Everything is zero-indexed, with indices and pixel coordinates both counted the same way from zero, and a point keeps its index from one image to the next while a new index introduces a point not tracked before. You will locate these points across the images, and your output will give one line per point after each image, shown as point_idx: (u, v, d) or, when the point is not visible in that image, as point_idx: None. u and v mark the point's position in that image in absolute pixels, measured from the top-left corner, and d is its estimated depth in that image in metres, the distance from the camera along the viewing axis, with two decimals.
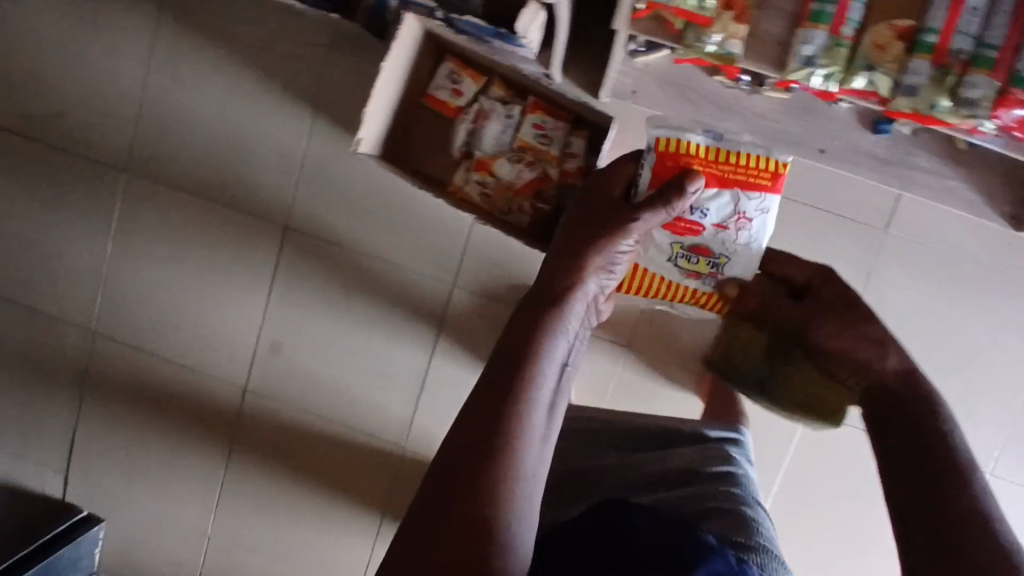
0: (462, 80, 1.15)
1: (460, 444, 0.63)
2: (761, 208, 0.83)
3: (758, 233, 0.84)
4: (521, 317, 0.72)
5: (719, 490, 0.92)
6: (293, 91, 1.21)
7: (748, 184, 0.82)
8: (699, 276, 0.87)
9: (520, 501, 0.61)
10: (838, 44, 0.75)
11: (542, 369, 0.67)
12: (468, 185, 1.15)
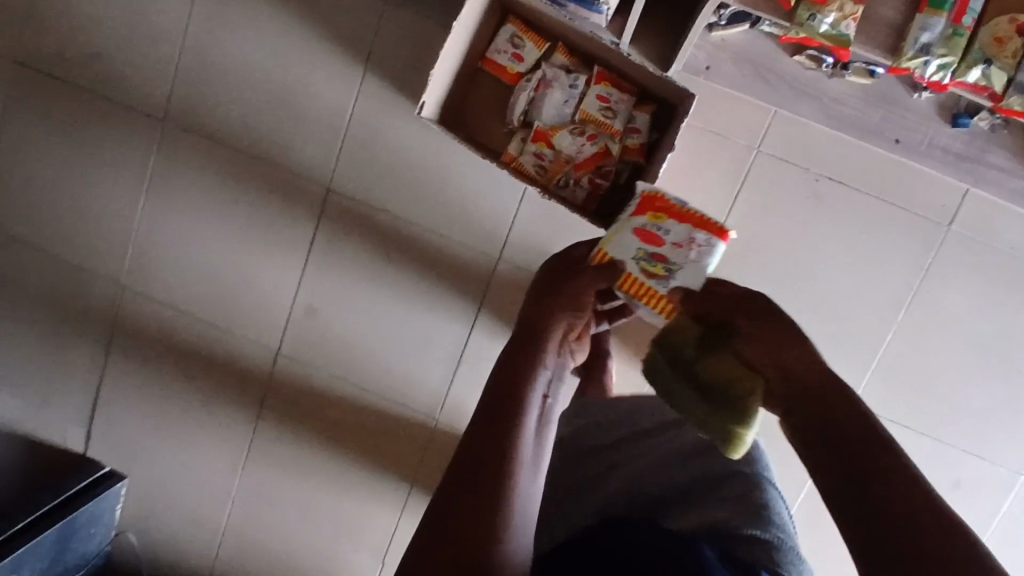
0: (524, 44, 1.09)
1: (460, 469, 0.65)
2: (710, 242, 0.80)
3: (707, 260, 0.79)
4: (506, 359, 0.77)
5: (733, 470, 0.80)
6: (345, 45, 1.15)
7: (702, 221, 0.81)
8: (653, 278, 0.79)
9: (521, 510, 0.63)
10: (956, 33, 0.76)
11: (530, 400, 0.71)
12: (523, 155, 1.11)
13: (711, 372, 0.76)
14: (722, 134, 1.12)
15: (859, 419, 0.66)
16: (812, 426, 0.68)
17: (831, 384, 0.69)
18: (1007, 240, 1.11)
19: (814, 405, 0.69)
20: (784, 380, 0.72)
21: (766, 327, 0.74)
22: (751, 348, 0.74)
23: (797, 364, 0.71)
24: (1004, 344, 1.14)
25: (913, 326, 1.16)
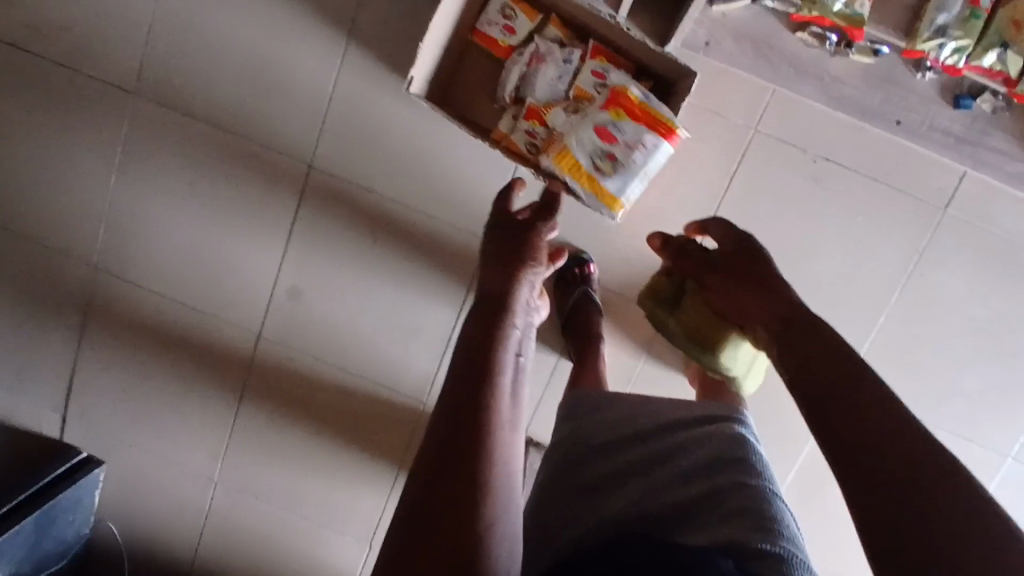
0: (516, 16, 1.05)
1: (452, 410, 0.71)
2: (656, 145, 0.95)
3: (648, 160, 0.95)
4: (477, 321, 0.85)
5: (736, 484, 0.73)
6: (326, 16, 1.09)
7: (651, 125, 0.94)
8: (598, 174, 0.97)
9: (505, 456, 0.69)
10: (973, 16, 0.91)
11: (507, 354, 0.80)
12: (515, 133, 1.06)
13: (695, 317, 1.03)
14: (721, 113, 1.08)
15: (821, 342, 0.79)
16: (792, 357, 0.80)
17: (795, 317, 0.84)
18: (1003, 224, 1.10)
19: (788, 337, 0.82)
20: (750, 317, 0.91)
21: (739, 275, 0.93)
22: (721, 294, 0.95)
23: (764, 304, 0.89)
24: (997, 328, 1.14)
25: (907, 309, 1.15)
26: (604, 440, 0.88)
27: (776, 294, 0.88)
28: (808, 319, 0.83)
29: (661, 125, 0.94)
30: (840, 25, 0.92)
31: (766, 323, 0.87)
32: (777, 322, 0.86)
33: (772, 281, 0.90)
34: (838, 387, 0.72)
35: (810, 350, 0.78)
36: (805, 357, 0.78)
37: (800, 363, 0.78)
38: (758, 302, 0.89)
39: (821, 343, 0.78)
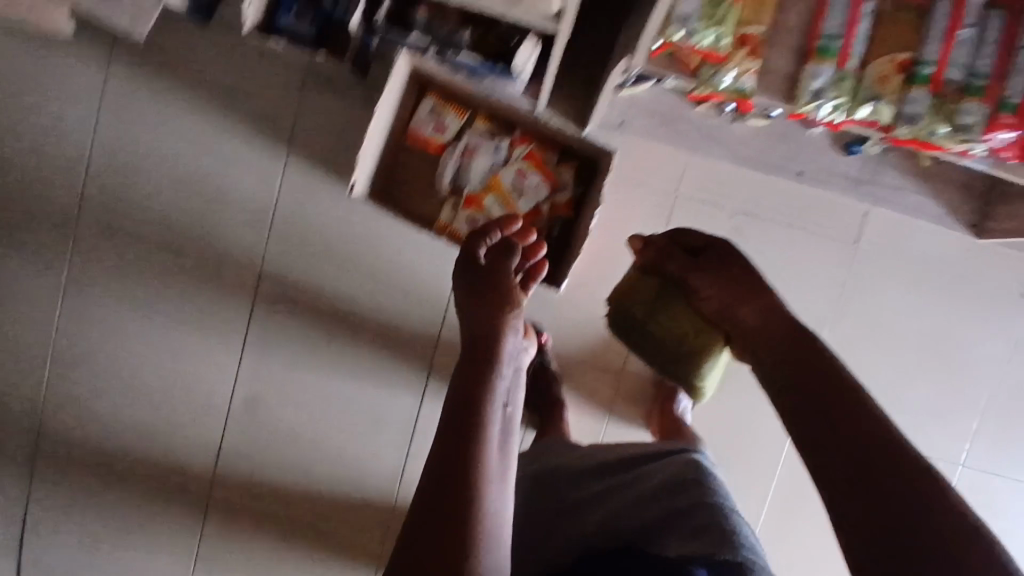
0: (445, 116, 1.13)
1: (428, 501, 0.59)
2: (542, 188, 1.13)
3: (536, 199, 1.12)
4: (459, 367, 0.73)
5: (699, 500, 0.76)
6: (264, 134, 1.15)
7: (542, 171, 1.13)
8: (498, 205, 1.12)
9: (497, 526, 0.59)
10: (843, 77, 0.78)
11: (497, 403, 0.68)
12: (456, 222, 1.13)
13: (670, 325, 1.02)
14: (644, 182, 1.17)
15: (814, 359, 0.72)
16: (783, 374, 0.74)
17: (779, 333, 0.78)
18: (909, 251, 1.21)
19: (778, 354, 0.77)
20: (735, 326, 0.86)
21: (725, 283, 0.88)
22: (708, 301, 0.91)
23: (750, 318, 0.84)
24: (924, 345, 1.23)
25: (840, 339, 1.23)
26: (567, 470, 0.91)
27: (760, 312, 0.83)
28: (795, 334, 0.77)
29: (545, 171, 1.12)
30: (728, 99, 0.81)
31: (749, 338, 0.83)
32: (756, 342, 0.81)
33: (759, 290, 0.85)
34: (827, 395, 0.68)
35: (806, 363, 0.73)
36: (798, 368, 0.73)
37: (787, 377, 0.73)
38: (744, 315, 0.85)
39: (814, 361, 0.72)
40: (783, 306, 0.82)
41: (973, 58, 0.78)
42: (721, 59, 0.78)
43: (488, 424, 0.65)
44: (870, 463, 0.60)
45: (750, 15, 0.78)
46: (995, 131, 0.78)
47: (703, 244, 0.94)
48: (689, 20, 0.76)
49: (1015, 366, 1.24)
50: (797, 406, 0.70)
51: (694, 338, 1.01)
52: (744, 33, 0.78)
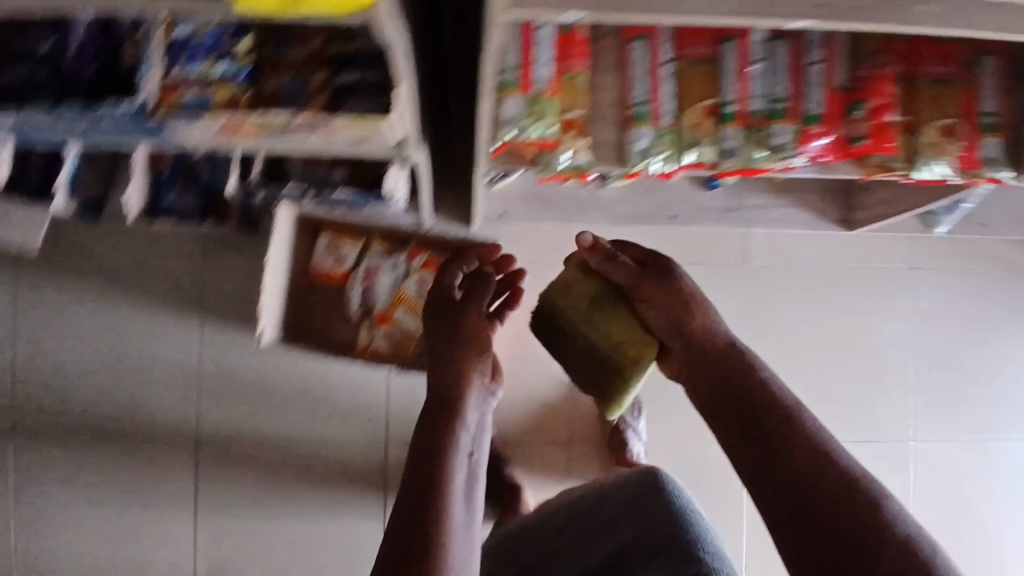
0: (342, 247, 1.19)
1: (399, 528, 0.73)
2: None
3: None
4: (429, 415, 0.87)
5: (650, 511, 0.99)
6: (175, 306, 1.19)
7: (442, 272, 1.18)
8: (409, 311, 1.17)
9: (459, 543, 0.73)
10: (662, 133, 0.89)
11: (458, 448, 0.83)
12: (375, 340, 1.18)
13: (604, 326, 0.91)
14: (539, 259, 1.26)
15: (761, 395, 0.78)
16: (727, 398, 0.80)
17: (729, 373, 0.82)
18: (795, 257, 1.31)
19: (725, 387, 0.81)
20: (685, 352, 0.87)
21: (676, 310, 0.88)
22: (655, 313, 0.89)
23: (705, 345, 0.86)
24: (836, 337, 1.32)
25: (760, 354, 1.30)
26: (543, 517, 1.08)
27: (710, 347, 0.85)
28: (740, 372, 0.82)
29: None
30: (571, 175, 0.91)
31: (700, 365, 0.85)
32: (698, 374, 0.84)
33: (701, 307, 0.89)
34: (774, 424, 0.75)
35: (761, 398, 0.78)
36: (744, 400, 0.78)
37: (732, 411, 0.79)
38: (698, 344, 0.86)
39: (761, 396, 0.78)
40: (729, 341, 0.86)
41: (771, 87, 0.88)
42: (553, 146, 0.88)
43: (449, 469, 0.79)
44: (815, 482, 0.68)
45: (568, 104, 0.88)
46: (808, 142, 0.88)
47: (651, 265, 0.92)
48: (514, 120, 0.86)
49: (924, 335, 1.33)
50: (743, 434, 0.76)
51: (624, 345, 0.90)
52: (568, 119, 0.88)
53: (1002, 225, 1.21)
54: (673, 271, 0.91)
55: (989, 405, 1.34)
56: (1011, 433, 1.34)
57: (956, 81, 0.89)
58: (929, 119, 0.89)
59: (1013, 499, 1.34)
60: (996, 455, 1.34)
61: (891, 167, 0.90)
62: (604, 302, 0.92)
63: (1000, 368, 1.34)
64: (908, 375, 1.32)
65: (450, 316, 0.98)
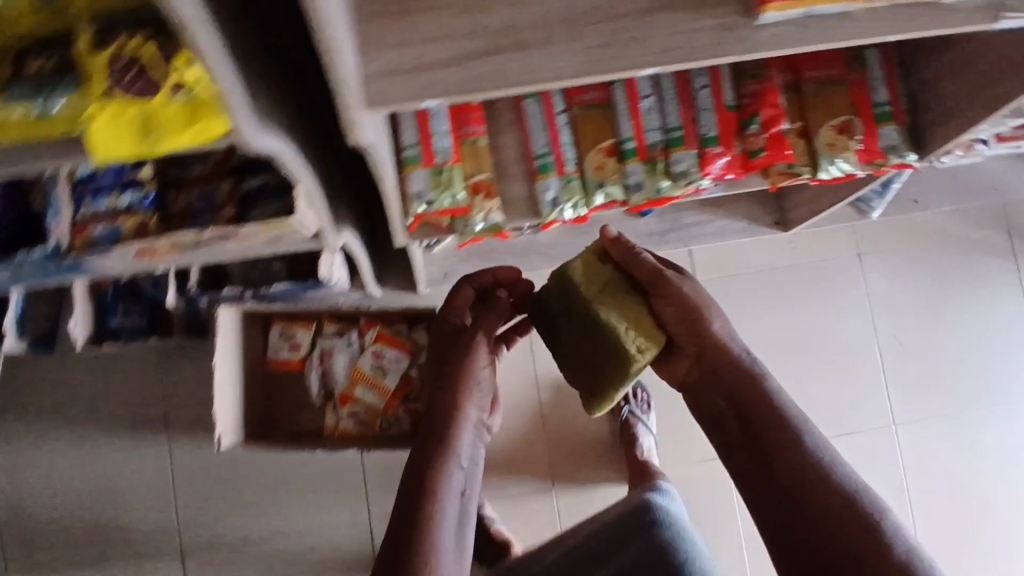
0: (294, 334, 1.21)
1: None
2: (400, 357, 1.18)
3: (398, 369, 1.18)
4: (418, 455, 0.83)
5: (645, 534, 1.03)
6: (143, 423, 1.21)
7: (394, 342, 1.19)
8: (369, 387, 1.17)
9: None
10: (568, 180, 0.91)
11: (449, 492, 0.80)
12: (342, 421, 1.18)
13: (611, 317, 0.83)
14: None
15: (760, 411, 0.76)
16: (735, 403, 0.79)
17: (740, 388, 0.79)
18: (749, 262, 1.31)
19: (739, 400, 0.78)
20: (704, 369, 0.81)
21: (697, 319, 0.81)
22: (671, 313, 0.82)
23: (718, 360, 0.80)
24: (801, 335, 1.31)
25: None
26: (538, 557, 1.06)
27: (728, 364, 0.80)
28: (749, 385, 0.78)
29: (399, 343, 1.19)
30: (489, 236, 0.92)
31: (722, 378, 0.80)
32: (713, 389, 0.81)
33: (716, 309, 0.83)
34: (777, 443, 0.74)
35: (760, 412, 0.76)
36: (753, 415, 0.77)
37: (741, 422, 0.77)
38: (713, 361, 0.80)
39: (761, 411, 0.76)
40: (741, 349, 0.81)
41: (664, 118, 0.91)
42: (466, 211, 0.90)
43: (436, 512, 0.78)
44: (809, 492, 0.71)
45: (473, 168, 0.91)
46: (710, 164, 0.90)
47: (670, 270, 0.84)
48: (422, 195, 0.88)
49: (890, 316, 1.32)
50: (746, 445, 0.76)
51: (635, 333, 0.82)
52: (474, 184, 0.90)
53: (932, 198, 1.23)
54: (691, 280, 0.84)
55: (964, 375, 1.33)
56: (993, 398, 1.33)
57: (840, 79, 0.91)
58: (824, 119, 0.91)
59: (1009, 464, 1.31)
60: (983, 423, 1.32)
61: (796, 173, 0.92)
62: (618, 293, 0.85)
63: (969, 335, 1.33)
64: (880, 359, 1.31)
65: (453, 343, 0.91)
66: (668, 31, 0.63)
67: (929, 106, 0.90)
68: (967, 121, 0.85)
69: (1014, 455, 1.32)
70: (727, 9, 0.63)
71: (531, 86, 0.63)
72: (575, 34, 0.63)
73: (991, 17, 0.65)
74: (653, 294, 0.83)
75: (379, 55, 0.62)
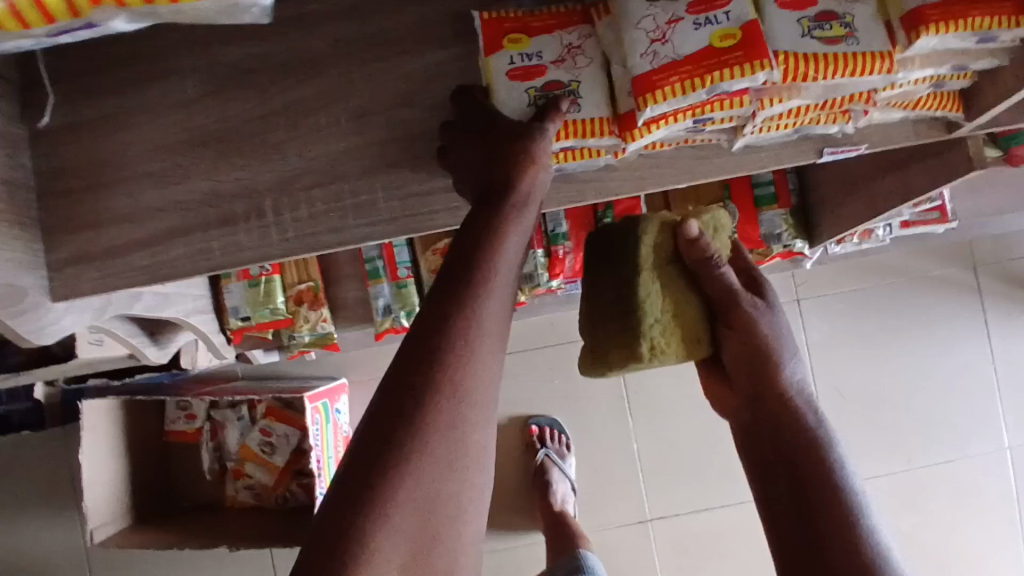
0: (189, 405, 1.17)
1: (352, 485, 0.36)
2: (292, 433, 1.13)
3: (289, 445, 1.13)
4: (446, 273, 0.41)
5: None
6: (48, 494, 1.20)
7: (287, 419, 1.13)
8: (262, 461, 1.14)
9: (442, 508, 0.37)
10: (402, 286, 0.81)
11: (484, 323, 0.40)
12: (239, 493, 1.16)
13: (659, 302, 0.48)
14: None
15: (826, 485, 0.48)
16: (803, 469, 0.49)
17: (798, 453, 0.49)
18: None
19: (797, 466, 0.49)
20: (753, 415, 0.52)
21: (770, 354, 0.51)
22: (736, 344, 0.51)
23: (781, 410, 0.51)
24: None
25: (648, 424, 1.20)
26: None
27: (797, 412, 0.51)
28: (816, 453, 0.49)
29: (292, 420, 1.13)
30: (320, 347, 0.86)
31: (779, 433, 0.51)
32: (757, 448, 0.52)
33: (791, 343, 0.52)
34: (841, 546, 0.45)
35: (824, 489, 0.47)
36: (810, 493, 0.48)
37: (791, 497, 0.48)
38: (777, 406, 0.51)
39: (823, 481, 0.48)
40: (806, 403, 0.51)
41: None
42: (289, 323, 0.82)
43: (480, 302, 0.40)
44: None
45: (298, 276, 0.82)
46: (558, 265, 0.81)
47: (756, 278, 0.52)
48: (238, 311, 0.80)
49: (836, 364, 1.19)
50: (791, 537, 0.48)
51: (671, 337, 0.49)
52: (298, 293, 0.82)
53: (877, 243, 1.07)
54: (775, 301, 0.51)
55: (919, 427, 1.19)
56: (952, 454, 1.19)
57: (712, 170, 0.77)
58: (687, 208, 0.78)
59: (965, 523, 1.19)
60: (939, 482, 1.19)
61: None
62: (680, 278, 0.49)
63: (924, 384, 1.19)
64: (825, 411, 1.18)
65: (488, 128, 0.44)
66: (396, 195, 0.52)
67: (817, 187, 0.76)
68: (850, 212, 0.70)
69: (973, 519, 1.19)
70: None
71: (240, 265, 0.53)
72: (286, 202, 0.53)
73: (814, 153, 0.50)
74: (715, 310, 0.50)
75: (66, 239, 0.54)
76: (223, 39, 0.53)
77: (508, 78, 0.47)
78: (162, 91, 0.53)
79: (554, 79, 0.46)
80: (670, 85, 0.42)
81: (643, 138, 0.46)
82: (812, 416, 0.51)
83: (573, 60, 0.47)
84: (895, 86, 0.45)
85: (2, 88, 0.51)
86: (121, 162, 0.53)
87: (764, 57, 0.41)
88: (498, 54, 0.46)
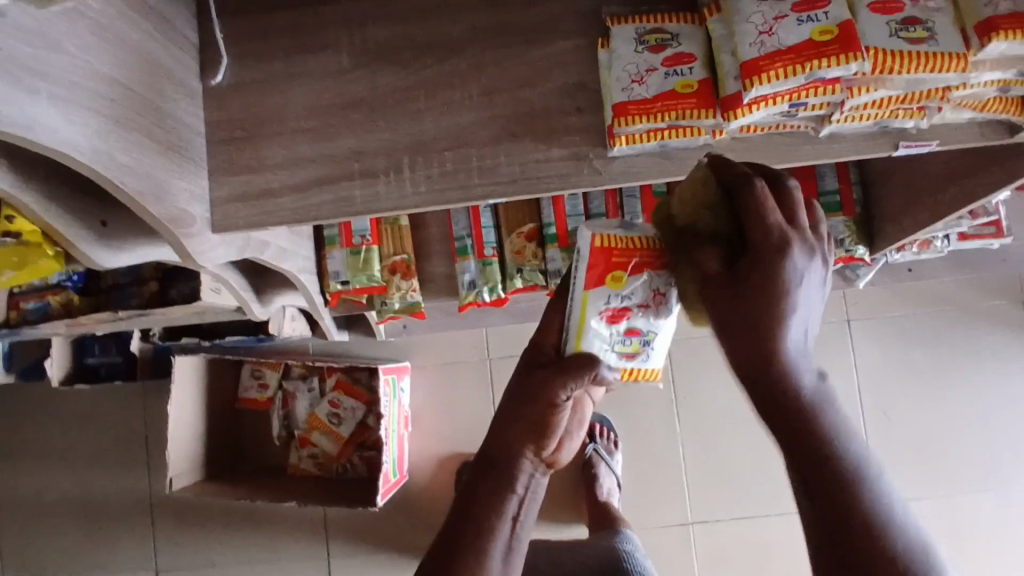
0: (262, 375, 1.25)
1: None
2: (357, 406, 1.21)
3: (356, 416, 1.21)
4: (468, 499, 0.47)
5: None
6: (125, 447, 1.28)
7: (354, 392, 1.21)
8: (327, 430, 1.21)
9: None
10: (487, 264, 0.89)
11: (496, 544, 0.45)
12: (303, 461, 1.22)
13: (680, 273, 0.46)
14: (452, 360, 1.27)
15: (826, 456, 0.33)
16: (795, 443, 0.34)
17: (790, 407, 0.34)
18: None
19: (820, 469, 0.33)
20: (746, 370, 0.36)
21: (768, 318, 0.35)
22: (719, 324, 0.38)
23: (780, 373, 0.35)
24: None
25: (695, 426, 1.25)
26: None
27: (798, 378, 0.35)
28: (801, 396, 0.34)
29: (359, 393, 1.21)
30: (408, 314, 0.94)
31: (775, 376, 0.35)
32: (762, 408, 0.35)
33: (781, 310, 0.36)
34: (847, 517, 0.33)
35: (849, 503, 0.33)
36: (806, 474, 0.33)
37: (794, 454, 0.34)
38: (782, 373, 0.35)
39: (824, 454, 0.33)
40: (820, 396, 0.35)
41: (587, 205, 0.87)
42: (382, 291, 0.91)
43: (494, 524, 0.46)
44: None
45: (394, 250, 0.91)
46: None
47: (771, 220, 0.37)
48: (339, 275, 0.88)
49: (883, 383, 1.22)
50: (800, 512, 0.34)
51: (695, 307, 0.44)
52: (392, 264, 0.91)
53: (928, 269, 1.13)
54: (809, 249, 0.36)
55: (962, 451, 1.21)
56: (994, 483, 1.21)
57: (784, 167, 0.83)
58: None
59: (1005, 551, 1.20)
60: (979, 508, 1.21)
61: None
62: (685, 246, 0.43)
63: (970, 412, 1.22)
64: (871, 425, 1.22)
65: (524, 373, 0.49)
66: (516, 161, 0.60)
67: (881, 199, 0.82)
68: (912, 219, 0.76)
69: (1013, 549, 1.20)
70: (578, 138, 0.59)
71: (375, 213, 0.62)
72: (421, 161, 0.61)
73: (891, 146, 0.56)
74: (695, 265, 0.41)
75: (228, 180, 0.63)
76: (375, 21, 0.62)
77: (600, 317, 0.50)
78: (319, 61, 0.62)
79: (634, 328, 0.52)
80: (775, 70, 0.49)
81: (744, 117, 0.53)
82: (837, 413, 0.35)
83: (655, 311, 0.52)
84: (967, 86, 0.52)
85: (187, 49, 0.61)
86: (278, 120, 0.63)
87: (858, 50, 0.48)
88: (598, 291, 0.50)
